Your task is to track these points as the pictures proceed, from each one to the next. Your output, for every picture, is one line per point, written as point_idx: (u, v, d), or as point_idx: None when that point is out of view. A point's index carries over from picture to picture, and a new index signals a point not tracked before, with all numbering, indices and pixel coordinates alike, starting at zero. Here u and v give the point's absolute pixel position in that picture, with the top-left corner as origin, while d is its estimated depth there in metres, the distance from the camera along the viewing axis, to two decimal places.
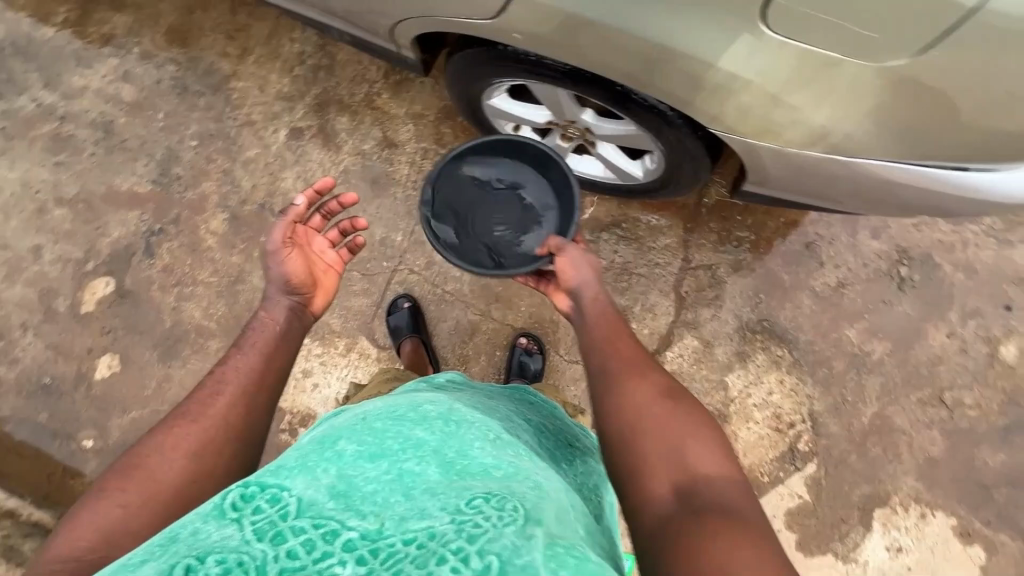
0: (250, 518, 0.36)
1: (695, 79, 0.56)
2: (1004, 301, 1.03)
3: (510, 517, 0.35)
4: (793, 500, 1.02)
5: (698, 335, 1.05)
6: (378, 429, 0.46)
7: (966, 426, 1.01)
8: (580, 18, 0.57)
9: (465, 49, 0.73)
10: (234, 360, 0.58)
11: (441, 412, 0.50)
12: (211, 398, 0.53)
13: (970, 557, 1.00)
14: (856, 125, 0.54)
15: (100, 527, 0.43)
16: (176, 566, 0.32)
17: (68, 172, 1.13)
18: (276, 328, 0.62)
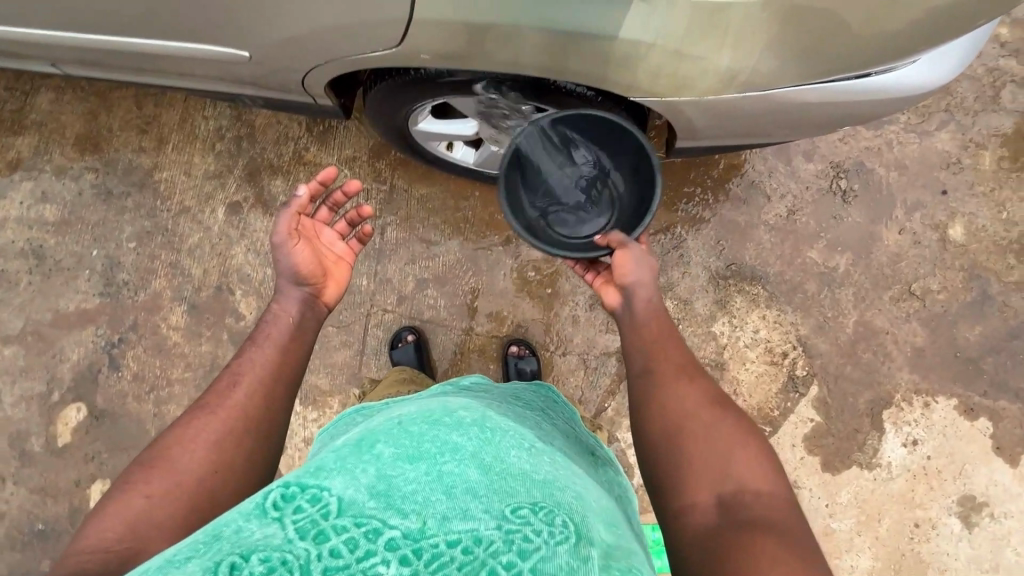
0: (291, 517, 0.40)
1: (602, 55, 0.58)
2: (940, 188, 1.09)
3: (556, 532, 0.39)
4: (807, 425, 1.05)
5: (674, 296, 1.07)
6: (416, 433, 0.49)
7: (940, 311, 1.07)
8: (484, 25, 0.58)
9: (380, 83, 0.75)
10: (248, 352, 0.63)
11: (477, 420, 0.53)
12: (229, 389, 0.59)
13: (980, 431, 1.04)
14: (757, 59, 0.57)
15: (127, 520, 0.48)
16: (222, 564, 0.36)
17: (8, 310, 1.08)
18: (292, 320, 0.67)
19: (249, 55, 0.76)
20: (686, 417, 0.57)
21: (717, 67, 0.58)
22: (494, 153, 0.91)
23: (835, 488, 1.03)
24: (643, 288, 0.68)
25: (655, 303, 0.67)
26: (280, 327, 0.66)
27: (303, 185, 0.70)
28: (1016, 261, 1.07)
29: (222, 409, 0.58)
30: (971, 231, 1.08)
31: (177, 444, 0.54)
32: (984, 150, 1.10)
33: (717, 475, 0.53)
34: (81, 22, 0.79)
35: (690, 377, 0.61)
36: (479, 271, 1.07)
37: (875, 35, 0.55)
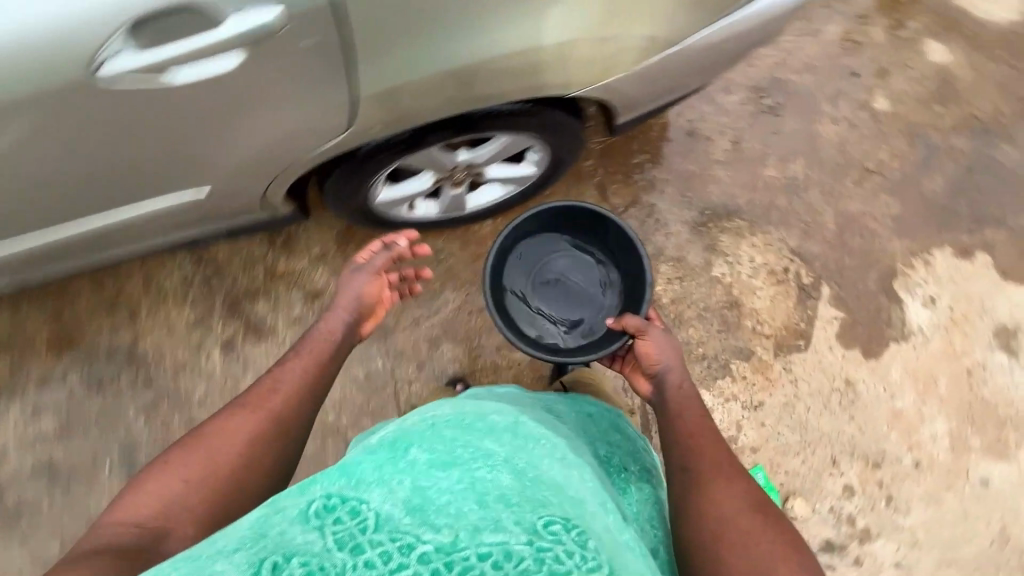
0: (331, 527, 0.42)
1: (534, 67, 0.62)
2: (851, 71, 1.16)
3: (583, 550, 0.43)
4: (834, 324, 1.09)
5: (668, 258, 1.11)
6: (449, 438, 0.56)
7: (900, 176, 1.13)
8: (420, 80, 0.60)
9: (334, 169, 0.77)
10: (288, 363, 0.68)
11: (508, 425, 0.60)
12: (270, 394, 0.64)
13: (981, 266, 1.11)
14: (666, 21, 0.63)
15: (162, 501, 0.53)
16: (265, 563, 0.39)
17: (38, 537, 1.03)
18: (335, 344, 0.72)
19: (211, 189, 0.76)
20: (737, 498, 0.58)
21: (639, 40, 0.63)
22: (455, 195, 0.94)
23: (884, 371, 1.08)
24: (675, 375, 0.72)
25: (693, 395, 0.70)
26: (321, 346, 0.70)
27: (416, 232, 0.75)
28: (941, 108, 1.16)
29: (262, 410, 0.62)
30: (893, 98, 1.16)
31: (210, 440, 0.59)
32: (869, 26, 1.18)
33: None
34: (39, 228, 0.78)
35: (730, 476, 0.60)
36: (481, 308, 1.09)
37: None
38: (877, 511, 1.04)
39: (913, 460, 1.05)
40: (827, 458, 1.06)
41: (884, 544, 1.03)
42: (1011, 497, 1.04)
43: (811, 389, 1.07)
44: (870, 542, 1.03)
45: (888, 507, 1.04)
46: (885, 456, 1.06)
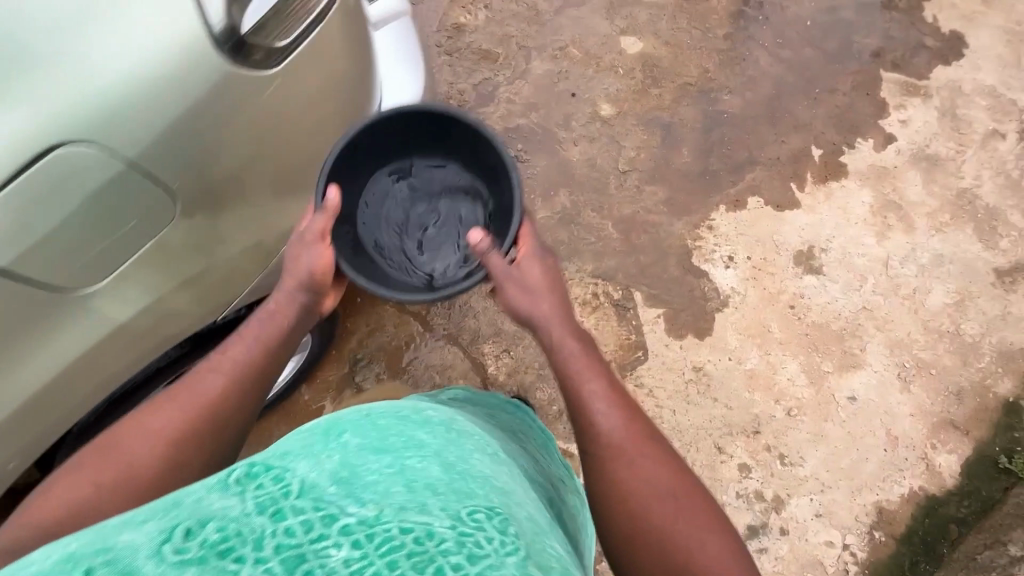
0: (251, 491, 0.35)
1: (139, 333, 0.64)
2: (569, 93, 1.22)
3: (512, 533, 0.36)
4: (659, 322, 1.11)
5: (487, 336, 1.10)
6: (381, 426, 0.48)
7: (652, 163, 1.19)
8: (23, 409, 0.60)
9: (62, 443, 0.76)
10: (230, 346, 0.65)
11: (442, 420, 0.55)
12: (202, 381, 0.61)
13: (756, 208, 1.17)
14: (248, 236, 0.66)
15: (62, 506, 0.51)
16: (177, 528, 0.33)
17: None
18: (287, 326, 0.68)
19: None
20: (642, 486, 0.58)
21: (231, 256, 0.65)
22: None
23: (722, 342, 1.10)
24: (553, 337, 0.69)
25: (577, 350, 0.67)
26: (272, 331, 0.66)
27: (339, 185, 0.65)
28: (659, 90, 1.23)
29: (190, 404, 0.59)
30: (614, 100, 1.22)
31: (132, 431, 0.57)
32: (566, 48, 1.25)
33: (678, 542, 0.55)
34: None
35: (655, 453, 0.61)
36: None
37: (297, 151, 0.65)
38: (777, 475, 1.04)
39: (785, 411, 1.07)
40: (712, 447, 1.06)
41: (799, 503, 1.03)
42: (880, 400, 1.07)
43: (667, 391, 1.08)
44: (785, 507, 1.03)
45: (784, 465, 1.05)
46: (760, 419, 1.07)
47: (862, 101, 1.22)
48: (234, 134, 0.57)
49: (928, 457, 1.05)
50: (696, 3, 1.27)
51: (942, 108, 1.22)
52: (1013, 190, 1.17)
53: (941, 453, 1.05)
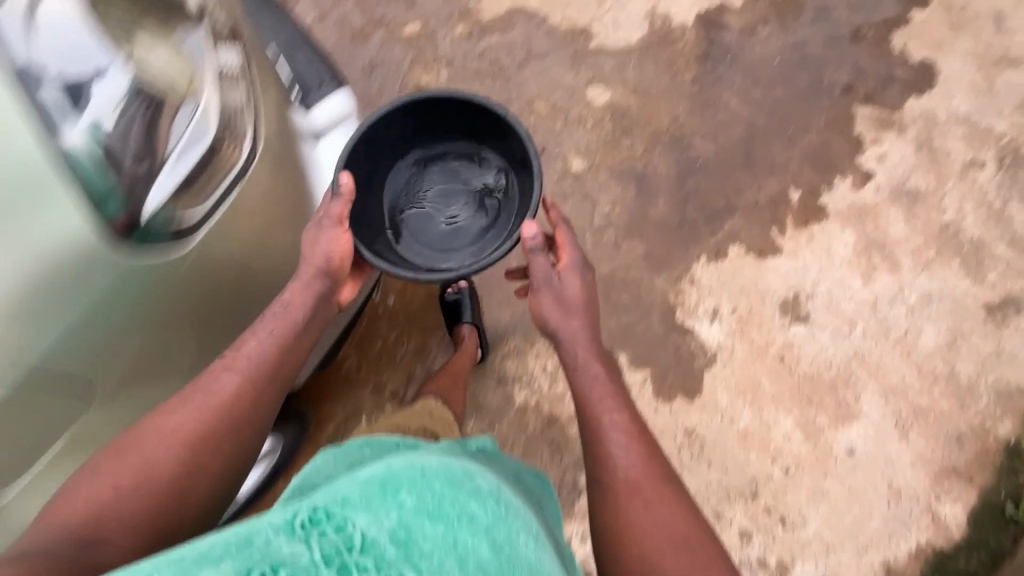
0: (318, 539, 0.43)
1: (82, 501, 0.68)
2: (538, 148, 1.19)
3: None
4: (646, 384, 1.07)
5: (469, 412, 1.07)
6: (439, 483, 0.48)
7: (628, 216, 1.16)
8: None
9: None
10: (244, 346, 0.71)
11: (495, 488, 0.52)
12: (219, 381, 0.68)
13: (737, 257, 1.13)
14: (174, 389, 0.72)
15: (92, 503, 0.58)
16: (255, 572, 0.41)
17: None
18: (301, 317, 0.75)
19: None
20: (647, 539, 0.66)
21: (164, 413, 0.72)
22: None
23: (712, 401, 1.06)
24: (579, 370, 0.82)
25: (601, 384, 0.79)
26: (287, 327, 0.74)
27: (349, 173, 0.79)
28: (630, 140, 1.20)
29: (208, 403, 0.66)
30: (585, 154, 1.20)
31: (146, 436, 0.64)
32: (533, 102, 1.23)
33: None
34: None
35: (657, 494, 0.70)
36: None
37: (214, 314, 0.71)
38: (779, 538, 1.01)
39: (782, 469, 1.03)
40: (710, 514, 1.02)
41: (803, 567, 0.99)
42: (879, 451, 1.04)
43: None
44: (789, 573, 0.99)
45: (786, 528, 1.01)
46: (757, 480, 1.03)
47: (837, 138, 1.20)
48: (151, 303, 0.62)
49: (933, 508, 1.01)
50: (661, 48, 1.25)
51: (918, 140, 1.19)
52: (997, 221, 1.15)
53: (946, 503, 1.02)
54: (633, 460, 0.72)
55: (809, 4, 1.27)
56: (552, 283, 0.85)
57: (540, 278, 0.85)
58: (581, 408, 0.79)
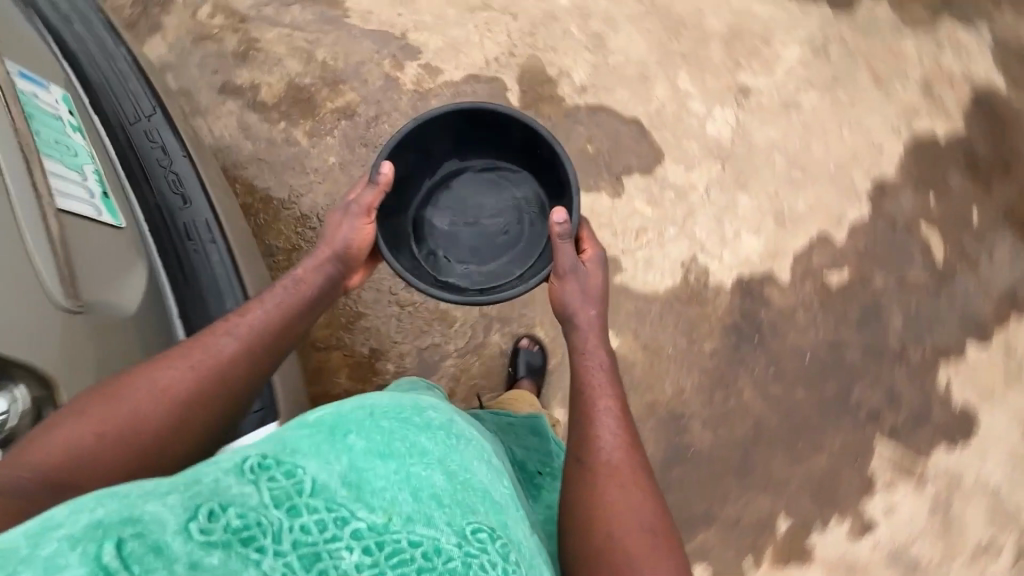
0: (267, 482, 0.46)
1: None
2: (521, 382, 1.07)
3: (502, 558, 0.50)
4: None
5: None
6: (386, 428, 0.57)
7: None
8: None
9: None
10: (248, 312, 0.78)
11: (443, 422, 0.62)
12: (221, 340, 0.73)
13: None
14: None
15: (65, 448, 0.59)
16: (201, 508, 0.43)
17: None
18: (308, 294, 0.85)
19: None
20: (625, 518, 0.67)
21: None
22: None
23: None
24: (587, 357, 0.84)
25: (603, 373, 0.81)
26: (293, 301, 0.82)
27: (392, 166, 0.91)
28: None
29: (203, 357, 0.71)
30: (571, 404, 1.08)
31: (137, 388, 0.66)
32: (535, 326, 1.11)
33: (645, 547, 0.65)
34: None
35: (621, 477, 0.71)
36: None
37: None
38: None
39: None
40: None
41: None
42: None
43: None
44: None
45: None
46: None
47: (848, 469, 1.07)
48: None
49: None
50: (689, 304, 1.13)
51: (936, 500, 1.06)
52: None
53: None
54: (616, 443, 0.74)
55: (860, 301, 1.16)
56: (577, 273, 0.89)
57: (567, 267, 0.89)
58: (579, 394, 0.80)
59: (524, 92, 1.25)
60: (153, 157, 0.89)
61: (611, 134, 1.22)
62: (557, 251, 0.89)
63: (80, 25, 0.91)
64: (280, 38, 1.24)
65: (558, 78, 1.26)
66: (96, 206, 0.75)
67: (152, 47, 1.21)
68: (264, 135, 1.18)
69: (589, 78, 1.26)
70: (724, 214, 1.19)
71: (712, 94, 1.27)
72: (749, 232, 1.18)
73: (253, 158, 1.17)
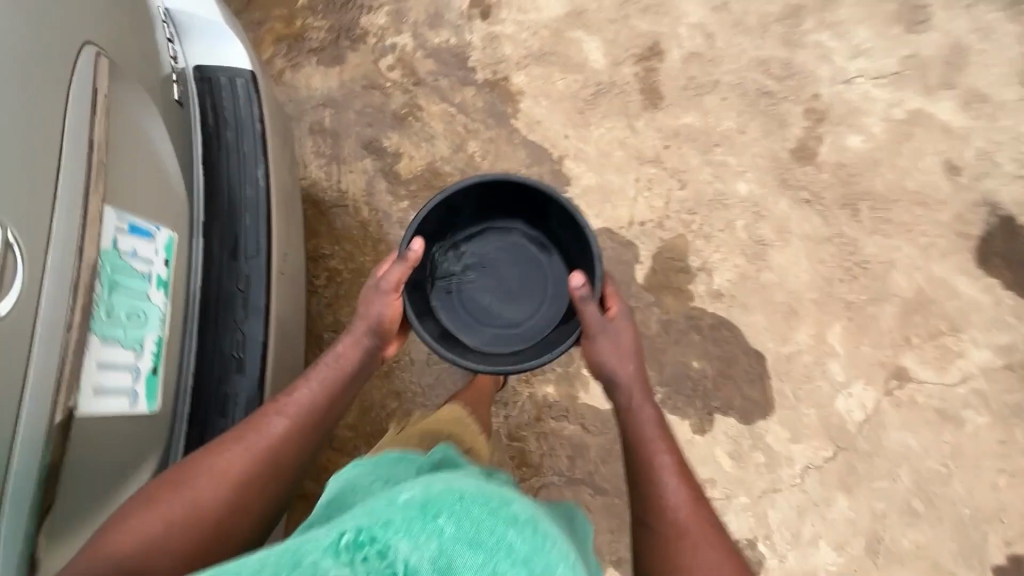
0: (362, 565, 0.45)
1: None
2: None
3: None
4: None
5: None
6: (478, 514, 0.47)
7: None
8: None
9: None
10: (293, 390, 0.79)
11: (539, 514, 0.51)
12: (268, 419, 0.76)
13: None
14: None
15: (135, 535, 0.64)
16: None
17: None
18: (348, 369, 0.83)
19: None
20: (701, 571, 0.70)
21: None
22: None
23: None
24: (636, 412, 0.82)
25: (654, 426, 0.81)
26: (336, 380, 0.81)
27: (424, 241, 0.84)
28: None
29: (246, 443, 0.73)
30: None
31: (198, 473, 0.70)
32: None
33: None
34: None
35: (693, 533, 0.73)
36: None
37: None
38: None
39: None
40: None
41: None
42: None
43: None
44: None
45: None
46: None
47: None
48: None
49: None
50: None
51: None
52: None
53: None
54: (685, 499, 0.76)
55: None
56: (607, 332, 0.84)
57: (594, 328, 0.83)
58: (633, 451, 0.80)
59: (654, 271, 1.12)
60: (232, 305, 0.83)
61: (726, 359, 1.08)
62: (583, 315, 0.83)
63: (233, 132, 0.86)
64: (442, 115, 1.20)
65: (697, 270, 1.12)
66: (134, 395, 0.67)
67: (325, 79, 1.22)
68: (383, 205, 1.15)
69: (730, 286, 1.11)
70: (810, 509, 1.02)
71: (861, 363, 1.08)
72: (829, 543, 1.01)
73: (361, 225, 1.14)
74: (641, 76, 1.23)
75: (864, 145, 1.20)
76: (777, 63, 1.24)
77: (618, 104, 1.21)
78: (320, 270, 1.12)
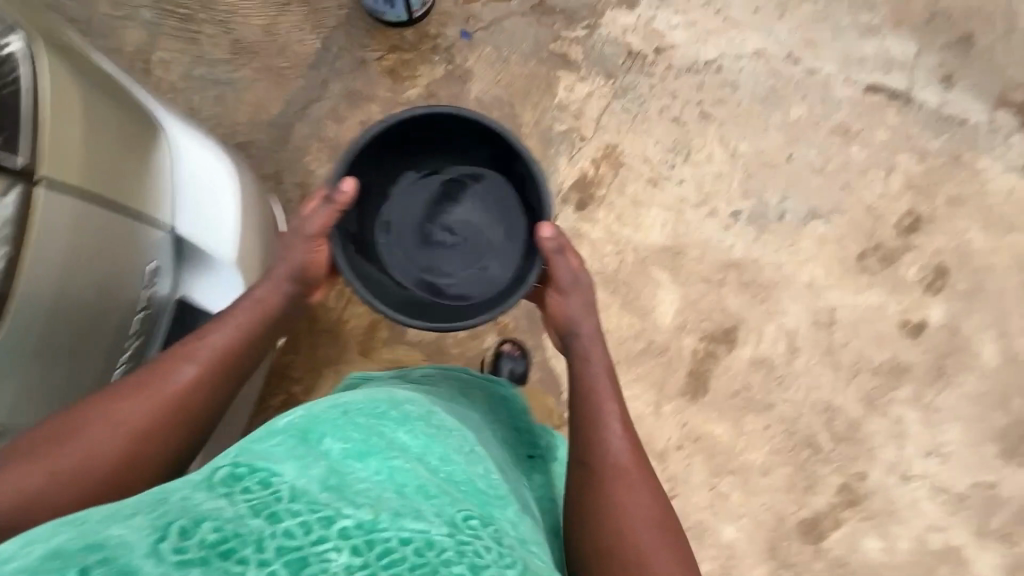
0: (240, 495, 0.38)
1: None
2: None
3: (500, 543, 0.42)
4: None
5: None
6: (361, 425, 0.48)
7: None
8: None
9: None
10: (207, 331, 0.69)
11: (422, 413, 0.54)
12: (183, 344, 0.68)
13: None
14: None
15: (27, 494, 0.54)
16: (172, 526, 0.34)
17: None
18: (271, 316, 0.73)
19: None
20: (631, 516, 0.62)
21: None
22: None
23: None
24: (589, 363, 0.73)
25: (607, 381, 0.71)
26: (257, 321, 0.72)
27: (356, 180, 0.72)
28: None
29: (155, 392, 0.63)
30: None
31: (94, 421, 0.60)
32: None
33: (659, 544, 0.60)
34: None
35: (629, 479, 0.64)
36: None
37: None
38: None
39: None
40: None
41: None
42: None
43: None
44: None
45: None
46: None
47: None
48: None
49: None
50: None
51: None
52: None
53: None
54: (626, 446, 0.67)
55: None
56: (576, 282, 0.75)
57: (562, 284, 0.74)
58: (576, 405, 0.71)
59: None
60: None
61: None
62: (551, 266, 0.73)
63: None
64: None
65: None
66: None
67: None
68: (375, 357, 1.07)
69: None
70: None
71: None
72: None
73: (342, 365, 1.06)
74: (698, 356, 1.09)
75: (878, 554, 1.07)
76: (843, 419, 1.09)
77: (657, 375, 1.09)
78: (279, 391, 1.05)
